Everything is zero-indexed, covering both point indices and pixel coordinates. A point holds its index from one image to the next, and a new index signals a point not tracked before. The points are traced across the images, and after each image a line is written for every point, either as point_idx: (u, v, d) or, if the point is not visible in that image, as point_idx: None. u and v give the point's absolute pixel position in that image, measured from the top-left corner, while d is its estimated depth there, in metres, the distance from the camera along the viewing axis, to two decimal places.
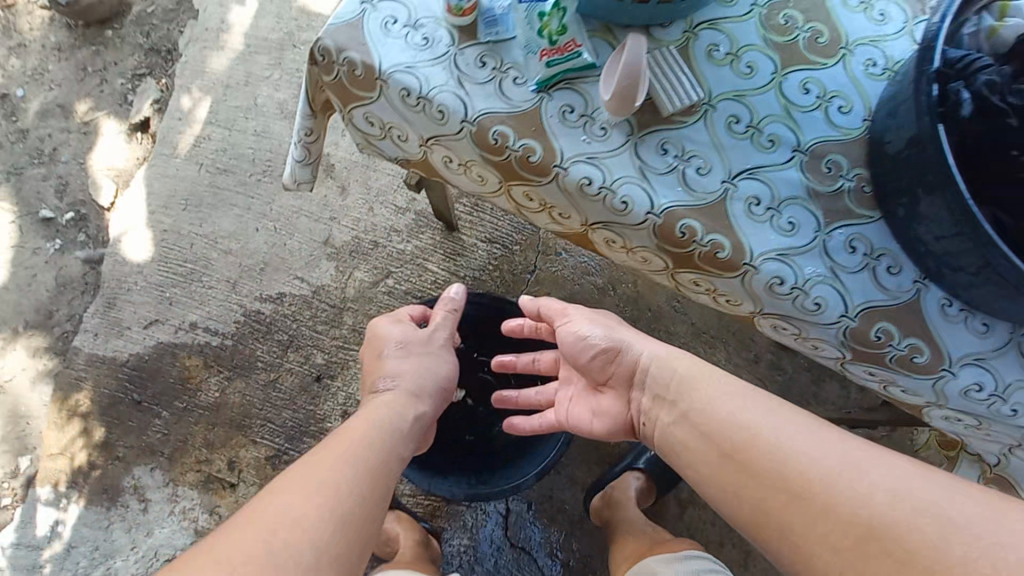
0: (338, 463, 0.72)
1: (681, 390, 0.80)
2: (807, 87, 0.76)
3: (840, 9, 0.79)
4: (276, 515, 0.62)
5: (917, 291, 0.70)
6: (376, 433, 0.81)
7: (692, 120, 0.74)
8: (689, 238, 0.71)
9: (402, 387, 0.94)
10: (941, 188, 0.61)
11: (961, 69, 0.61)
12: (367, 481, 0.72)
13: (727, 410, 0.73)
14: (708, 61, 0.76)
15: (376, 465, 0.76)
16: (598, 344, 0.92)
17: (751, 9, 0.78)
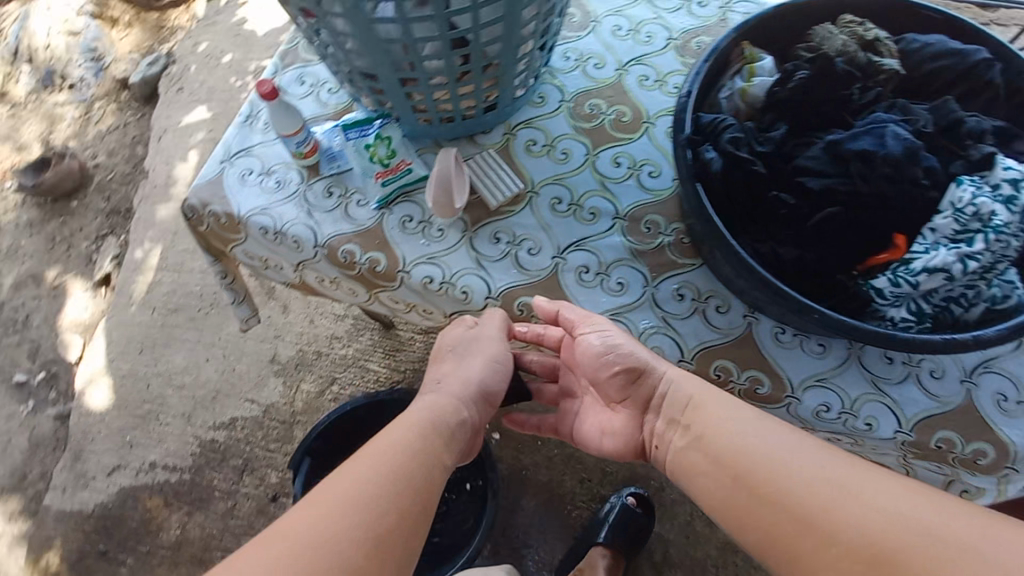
0: (368, 468, 0.59)
1: (692, 410, 0.67)
2: (618, 161, 0.86)
3: (638, 89, 0.91)
4: (296, 532, 0.52)
5: (749, 324, 0.75)
6: (418, 431, 0.66)
7: (519, 208, 0.83)
8: (528, 312, 0.79)
9: (444, 386, 0.76)
10: (713, 237, 0.66)
11: (712, 132, 0.70)
12: (407, 492, 0.59)
13: (716, 428, 0.63)
14: (528, 155, 0.87)
15: (416, 471, 0.61)
16: (616, 361, 0.72)
17: (560, 105, 0.90)
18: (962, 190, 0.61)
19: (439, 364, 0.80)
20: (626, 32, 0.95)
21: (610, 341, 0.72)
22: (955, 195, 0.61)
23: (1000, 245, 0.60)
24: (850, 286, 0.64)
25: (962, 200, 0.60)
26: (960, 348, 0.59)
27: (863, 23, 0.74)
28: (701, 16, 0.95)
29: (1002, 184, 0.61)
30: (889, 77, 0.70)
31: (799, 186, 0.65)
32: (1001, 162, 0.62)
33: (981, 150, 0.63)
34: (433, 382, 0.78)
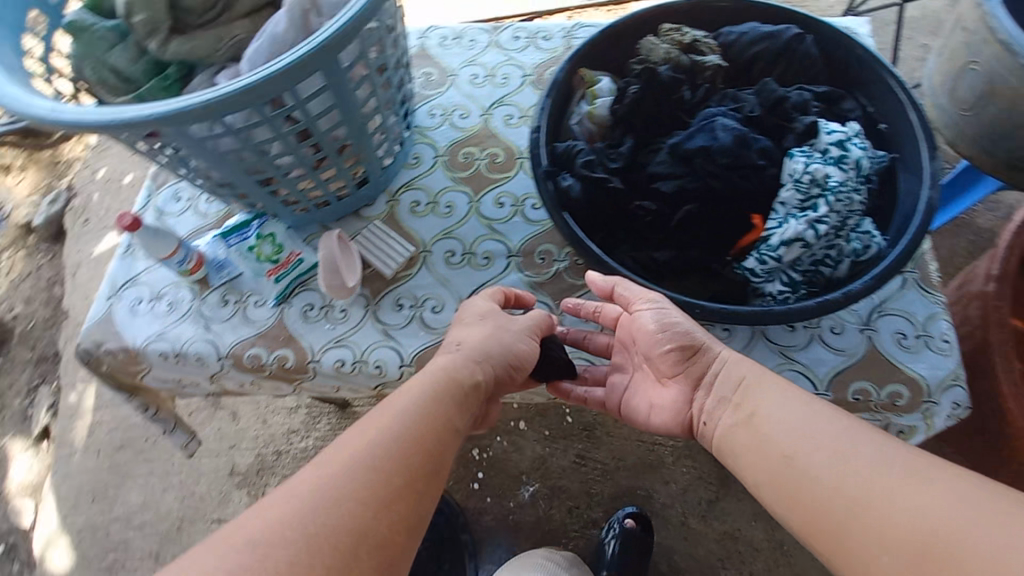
0: (364, 442, 0.52)
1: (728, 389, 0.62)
2: (501, 201, 0.89)
3: (505, 128, 0.95)
4: (288, 515, 0.46)
5: None
6: (424, 400, 0.59)
7: (416, 269, 0.85)
8: None
9: (463, 350, 0.66)
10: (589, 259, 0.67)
11: (569, 159, 0.73)
12: (408, 467, 0.52)
13: (751, 417, 0.59)
14: (414, 216, 0.89)
15: (420, 444, 0.55)
16: (657, 335, 0.65)
17: (435, 161, 0.93)
18: (796, 161, 0.65)
19: (460, 328, 0.71)
20: (483, 78, 1.00)
21: (661, 319, 0.65)
22: (792, 167, 0.65)
23: (842, 203, 0.64)
24: (726, 273, 0.68)
25: (798, 170, 0.65)
26: (831, 308, 0.62)
27: (681, 28, 0.79)
28: (548, 49, 1.02)
29: (830, 148, 0.65)
30: (713, 71, 0.76)
31: (657, 192, 0.69)
32: (826, 127, 0.67)
33: (802, 122, 0.68)
34: (449, 343, 0.69)
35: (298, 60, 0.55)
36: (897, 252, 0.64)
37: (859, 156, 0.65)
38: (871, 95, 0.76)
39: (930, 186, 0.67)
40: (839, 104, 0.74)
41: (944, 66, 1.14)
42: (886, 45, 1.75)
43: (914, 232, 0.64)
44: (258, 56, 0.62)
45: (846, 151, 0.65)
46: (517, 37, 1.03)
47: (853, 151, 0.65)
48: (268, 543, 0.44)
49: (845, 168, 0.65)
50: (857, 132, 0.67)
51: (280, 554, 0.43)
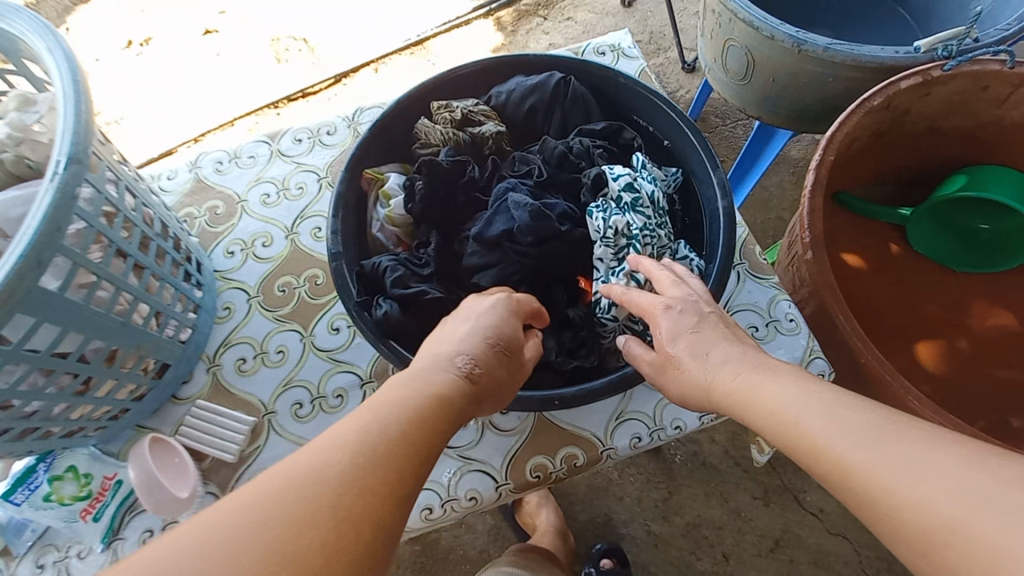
0: (339, 447, 0.41)
1: (730, 376, 0.51)
2: (336, 325, 0.81)
3: (316, 244, 0.87)
4: (231, 516, 0.35)
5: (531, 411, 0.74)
6: (418, 409, 0.47)
7: (263, 439, 0.75)
8: None
9: (476, 380, 0.53)
10: None
11: (379, 278, 0.68)
12: (393, 477, 0.41)
13: (775, 404, 0.47)
14: (243, 377, 0.78)
15: (411, 456, 0.43)
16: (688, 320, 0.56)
17: (249, 304, 0.83)
18: (596, 219, 0.64)
19: (469, 335, 0.56)
20: (276, 196, 0.91)
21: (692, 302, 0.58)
22: (595, 225, 0.64)
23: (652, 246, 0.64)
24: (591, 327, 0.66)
25: (602, 226, 0.64)
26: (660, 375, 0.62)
27: (450, 103, 0.76)
28: (336, 144, 0.95)
29: (621, 194, 0.64)
30: (495, 139, 0.74)
31: (477, 286, 0.65)
32: (613, 173, 0.66)
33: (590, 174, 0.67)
34: (465, 366, 0.53)
35: None
36: (713, 271, 0.67)
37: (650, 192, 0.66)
38: (647, 114, 0.78)
39: (722, 195, 0.69)
40: (619, 136, 0.76)
41: (710, 43, 1.23)
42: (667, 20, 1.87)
43: (721, 247, 0.67)
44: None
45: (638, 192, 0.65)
46: (300, 140, 0.96)
47: (644, 190, 0.65)
48: (197, 550, 0.33)
49: (644, 211, 0.64)
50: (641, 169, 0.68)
51: (283, 538, 0.35)
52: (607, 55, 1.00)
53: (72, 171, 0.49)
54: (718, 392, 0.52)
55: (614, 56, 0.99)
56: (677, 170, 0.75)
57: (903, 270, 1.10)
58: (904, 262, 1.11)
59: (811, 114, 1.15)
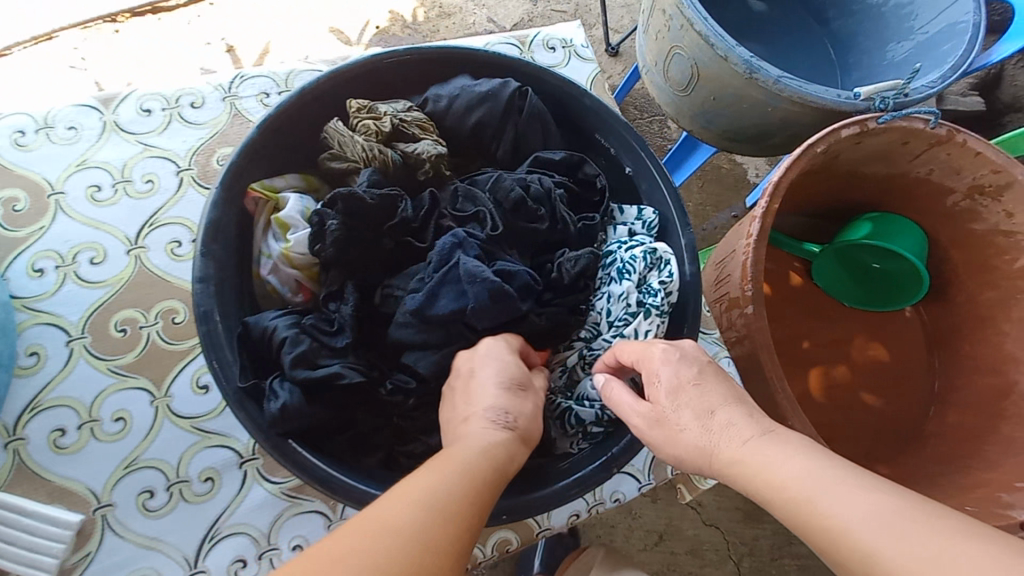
0: (404, 506, 0.34)
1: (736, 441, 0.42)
2: (203, 382, 0.61)
3: (173, 266, 0.65)
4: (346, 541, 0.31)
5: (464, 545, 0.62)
6: (483, 469, 0.38)
7: (94, 544, 0.55)
8: None
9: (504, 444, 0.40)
10: (355, 475, 0.48)
11: (271, 350, 0.51)
12: (460, 551, 0.33)
13: (764, 496, 0.40)
14: (63, 456, 0.57)
15: (476, 526, 0.36)
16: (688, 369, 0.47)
17: (69, 350, 0.60)
18: (600, 300, 0.60)
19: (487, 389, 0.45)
20: (112, 190, 0.66)
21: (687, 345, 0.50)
22: (598, 307, 0.60)
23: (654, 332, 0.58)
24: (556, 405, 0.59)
25: (604, 311, 0.59)
26: (615, 468, 0.54)
27: (374, 105, 0.59)
28: (205, 122, 0.71)
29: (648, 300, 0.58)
30: (433, 162, 0.58)
31: (406, 364, 0.52)
32: (623, 248, 0.61)
33: (575, 265, 0.57)
34: (501, 421, 0.42)
35: None
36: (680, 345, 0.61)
37: (665, 278, 0.58)
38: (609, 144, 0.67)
39: (688, 263, 0.62)
40: (579, 170, 0.64)
41: (652, 43, 1.07)
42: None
43: (688, 323, 0.61)
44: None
45: (654, 274, 0.59)
46: (149, 111, 0.70)
47: (663, 276, 0.59)
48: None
49: (651, 298, 0.57)
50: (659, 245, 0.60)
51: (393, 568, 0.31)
52: (558, 52, 0.87)
53: None
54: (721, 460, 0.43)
55: (565, 54, 0.87)
56: (651, 211, 0.64)
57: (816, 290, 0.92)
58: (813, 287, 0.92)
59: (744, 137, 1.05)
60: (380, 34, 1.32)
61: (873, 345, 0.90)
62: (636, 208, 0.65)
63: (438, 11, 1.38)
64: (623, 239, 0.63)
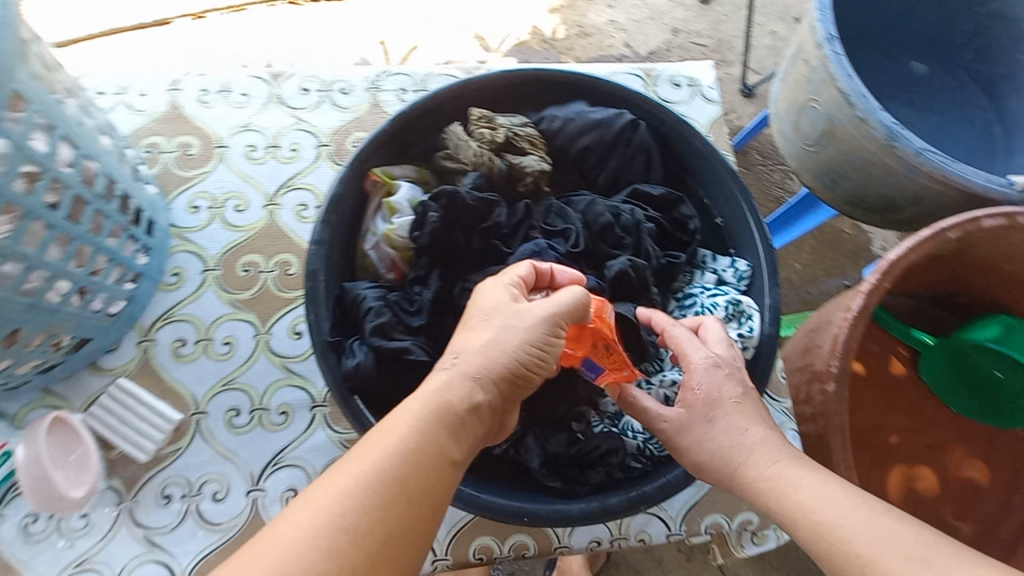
0: (317, 494, 0.34)
1: (761, 461, 0.45)
2: (298, 329, 0.70)
3: (296, 225, 0.75)
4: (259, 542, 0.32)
5: (483, 528, 0.64)
6: (411, 445, 0.37)
7: (186, 442, 0.64)
8: None
9: (454, 414, 0.40)
10: None
11: (357, 314, 0.57)
12: (369, 535, 0.33)
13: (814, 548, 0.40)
14: (178, 363, 0.67)
15: (401, 505, 0.35)
16: (732, 387, 0.49)
17: (203, 277, 0.71)
18: None
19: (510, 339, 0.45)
20: (263, 151, 0.77)
21: (726, 360, 0.50)
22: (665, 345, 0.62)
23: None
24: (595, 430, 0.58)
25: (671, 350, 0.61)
26: (641, 506, 0.53)
27: (493, 117, 0.64)
28: (349, 107, 0.81)
29: None
30: (534, 177, 0.63)
31: None
32: (705, 294, 0.62)
33: (611, 270, 0.57)
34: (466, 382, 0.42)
35: None
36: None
37: (744, 332, 0.58)
38: (712, 189, 0.67)
39: (770, 322, 0.60)
40: (675, 209, 0.65)
41: (787, 92, 1.04)
42: (742, 31, 1.49)
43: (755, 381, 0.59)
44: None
45: (733, 326, 0.59)
46: (306, 90, 0.81)
47: (742, 329, 0.59)
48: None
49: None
50: (745, 298, 0.60)
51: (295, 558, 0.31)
52: (683, 89, 0.88)
53: None
54: (743, 476, 0.45)
55: (690, 92, 0.88)
56: (744, 264, 0.63)
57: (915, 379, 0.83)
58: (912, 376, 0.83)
59: (867, 208, 0.99)
60: (519, 45, 1.39)
61: (976, 463, 0.80)
62: (729, 259, 0.64)
63: (578, 30, 1.43)
64: (707, 286, 0.63)
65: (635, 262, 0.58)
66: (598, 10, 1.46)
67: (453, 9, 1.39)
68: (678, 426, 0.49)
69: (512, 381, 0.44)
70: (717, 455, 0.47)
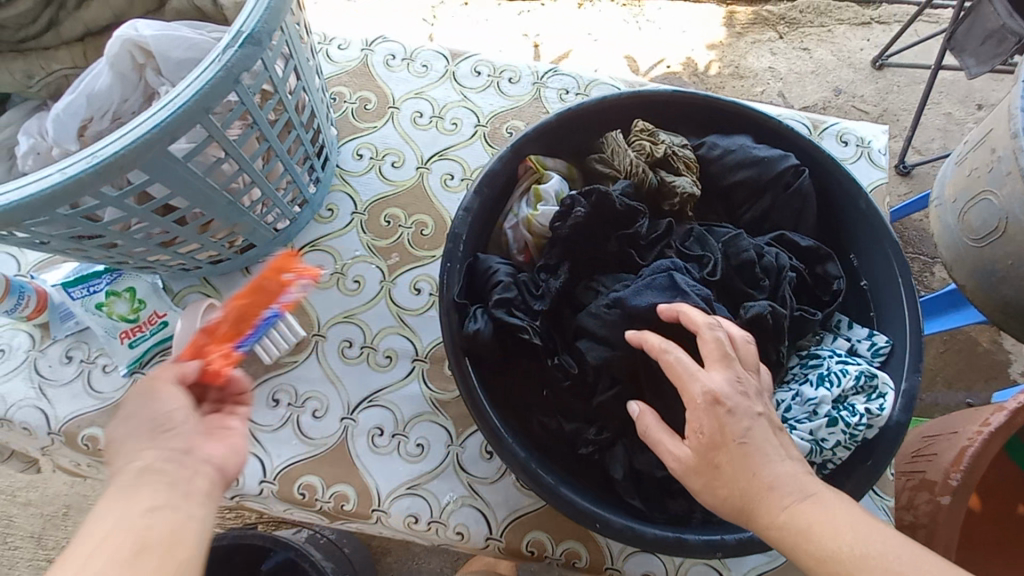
0: None
1: (774, 504, 0.40)
2: (418, 286, 0.75)
3: (441, 192, 0.80)
4: None
5: (542, 523, 0.65)
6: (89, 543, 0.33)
7: (303, 357, 0.71)
8: (370, 506, 0.65)
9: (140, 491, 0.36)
10: (493, 413, 0.55)
11: (485, 283, 0.60)
12: None
13: None
14: (313, 287, 0.74)
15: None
16: (739, 425, 0.42)
17: (351, 219, 0.78)
18: (784, 393, 0.58)
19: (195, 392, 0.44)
20: (428, 119, 0.84)
21: (727, 396, 0.43)
22: (779, 398, 0.58)
23: (836, 448, 0.54)
24: None
25: (784, 404, 0.57)
26: (715, 553, 0.51)
27: (656, 132, 0.65)
28: (512, 96, 0.85)
29: (840, 414, 0.54)
30: (683, 199, 0.62)
31: (578, 350, 0.57)
32: (834, 359, 0.59)
33: (748, 310, 0.55)
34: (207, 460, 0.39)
35: (76, 168, 0.37)
36: (861, 474, 0.55)
37: (872, 409, 0.55)
38: (867, 254, 0.64)
39: (902, 409, 0.57)
40: (820, 265, 0.63)
41: (959, 176, 0.93)
42: (915, 104, 1.38)
43: (874, 458, 0.55)
44: (65, 139, 0.47)
45: (861, 400, 0.55)
46: (478, 73, 0.87)
47: (870, 405, 0.55)
48: None
49: (848, 413, 0.54)
50: (880, 373, 0.56)
51: None
52: (849, 148, 0.84)
53: (245, 52, 0.40)
54: (755, 522, 0.40)
55: (856, 152, 0.84)
56: (883, 339, 0.60)
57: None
58: None
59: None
60: (668, 72, 1.39)
61: None
62: (867, 331, 0.62)
63: (732, 70, 1.40)
64: (838, 351, 0.60)
65: (775, 309, 0.55)
66: (759, 53, 1.42)
67: (610, 29, 1.42)
68: (689, 467, 0.43)
69: (154, 421, 0.40)
70: (742, 493, 0.40)
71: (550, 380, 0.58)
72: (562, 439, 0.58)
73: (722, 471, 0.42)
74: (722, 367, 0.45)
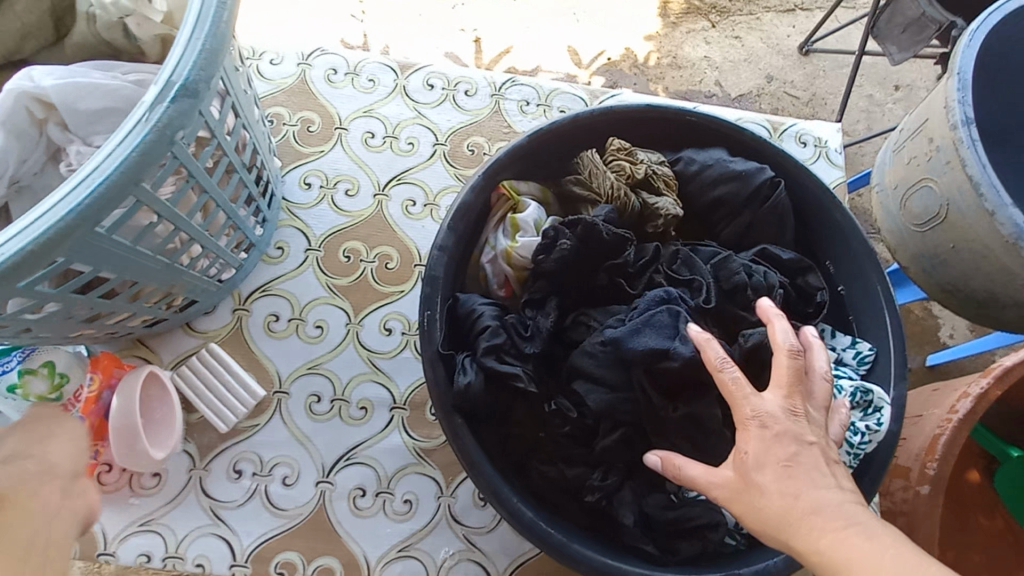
0: None
1: (798, 544, 0.37)
2: (389, 326, 0.69)
3: (403, 219, 0.74)
4: None
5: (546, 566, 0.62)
6: None
7: (264, 420, 0.63)
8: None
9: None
10: (491, 471, 0.51)
11: (470, 328, 0.55)
12: None
13: None
14: (269, 338, 0.66)
15: None
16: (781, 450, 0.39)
17: (305, 257, 0.70)
18: None
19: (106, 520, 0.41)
20: (381, 140, 0.77)
21: (776, 421, 0.40)
22: None
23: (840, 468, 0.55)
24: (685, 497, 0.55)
25: None
26: None
27: (632, 150, 0.63)
28: (470, 110, 0.80)
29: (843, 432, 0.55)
30: (666, 220, 0.60)
31: (576, 393, 0.54)
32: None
33: (747, 340, 0.53)
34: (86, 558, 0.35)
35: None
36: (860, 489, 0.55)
37: (871, 425, 0.55)
38: (844, 261, 0.64)
39: (893, 417, 0.57)
40: (802, 276, 0.63)
41: (884, 156, 0.79)
42: (843, 89, 1.35)
43: (872, 468, 0.56)
44: None
45: (858, 416, 0.56)
46: (432, 86, 0.80)
47: (867, 421, 0.56)
48: None
49: (850, 434, 0.55)
50: (875, 388, 0.57)
51: None
52: (808, 148, 0.85)
53: (179, 107, 0.35)
54: None
55: (815, 152, 0.85)
56: (867, 347, 0.61)
57: (983, 496, 0.83)
58: (980, 491, 0.83)
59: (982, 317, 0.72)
60: (610, 65, 1.29)
61: None
62: (850, 339, 0.62)
63: (671, 60, 1.32)
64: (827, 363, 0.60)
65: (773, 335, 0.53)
66: (695, 43, 1.35)
67: (544, 20, 1.30)
68: None
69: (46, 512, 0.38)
70: (769, 538, 0.38)
71: (547, 427, 0.55)
72: (566, 487, 0.55)
73: (759, 496, 0.39)
74: (781, 392, 0.42)
